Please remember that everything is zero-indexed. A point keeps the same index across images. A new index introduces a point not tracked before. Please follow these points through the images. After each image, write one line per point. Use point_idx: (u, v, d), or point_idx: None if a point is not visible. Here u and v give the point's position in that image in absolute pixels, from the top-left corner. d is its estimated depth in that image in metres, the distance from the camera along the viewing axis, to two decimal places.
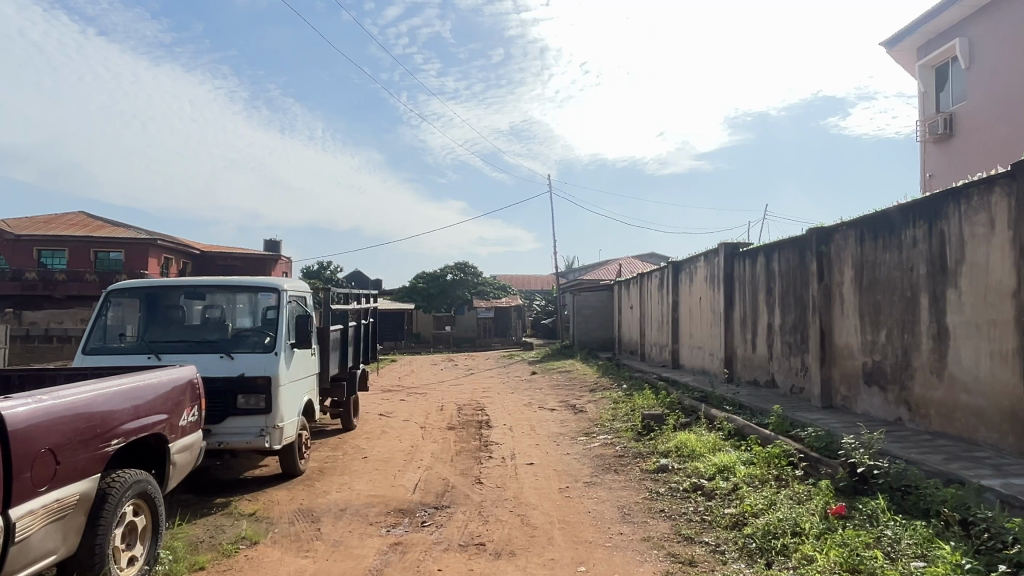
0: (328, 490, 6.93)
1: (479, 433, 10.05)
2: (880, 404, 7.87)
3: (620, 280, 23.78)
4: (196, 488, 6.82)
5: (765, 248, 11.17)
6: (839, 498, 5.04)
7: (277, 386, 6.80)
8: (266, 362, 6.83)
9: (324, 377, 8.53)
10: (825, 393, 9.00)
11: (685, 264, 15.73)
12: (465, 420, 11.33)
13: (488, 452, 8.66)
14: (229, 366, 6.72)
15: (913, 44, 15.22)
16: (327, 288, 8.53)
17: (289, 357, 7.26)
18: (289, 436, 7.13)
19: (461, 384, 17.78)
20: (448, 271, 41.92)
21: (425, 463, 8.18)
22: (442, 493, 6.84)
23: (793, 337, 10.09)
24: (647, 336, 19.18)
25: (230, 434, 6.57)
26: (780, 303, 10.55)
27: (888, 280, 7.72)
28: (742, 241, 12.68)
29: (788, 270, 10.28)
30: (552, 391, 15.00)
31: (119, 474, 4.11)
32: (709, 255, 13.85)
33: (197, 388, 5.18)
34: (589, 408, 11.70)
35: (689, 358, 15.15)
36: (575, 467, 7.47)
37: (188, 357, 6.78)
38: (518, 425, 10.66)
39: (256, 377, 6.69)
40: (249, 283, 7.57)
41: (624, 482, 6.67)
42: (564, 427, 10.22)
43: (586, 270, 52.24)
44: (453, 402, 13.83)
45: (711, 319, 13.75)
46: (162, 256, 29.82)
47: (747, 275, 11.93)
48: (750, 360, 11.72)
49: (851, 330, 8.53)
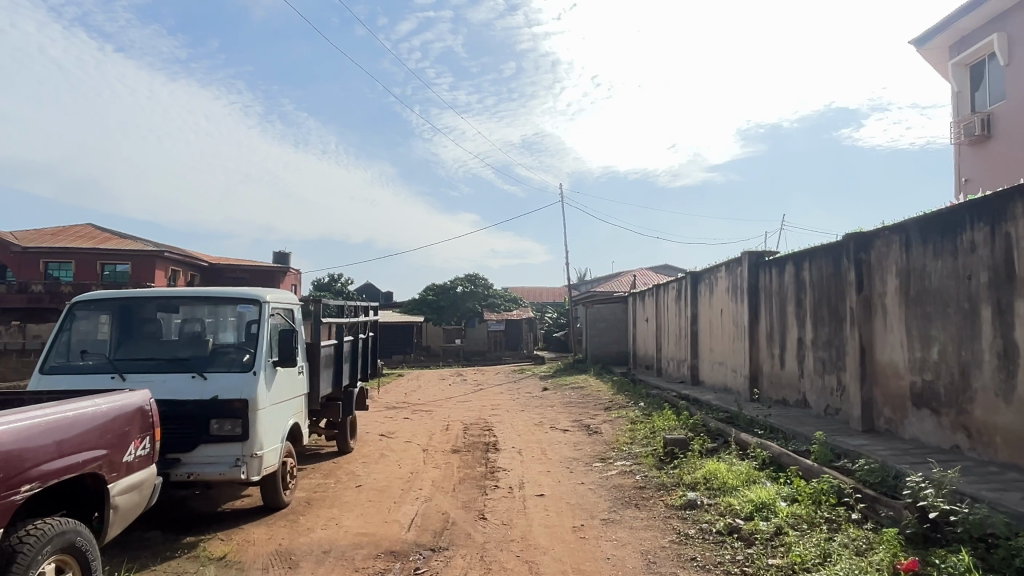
0: (312, 528, 6.16)
1: (485, 457, 9.26)
2: (932, 428, 7.01)
3: (634, 292, 23.08)
4: (164, 525, 6.07)
5: (794, 256, 10.38)
6: (909, 551, 4.20)
7: (255, 410, 6.06)
8: (241, 384, 6.07)
9: (314, 397, 7.78)
10: (866, 416, 8.15)
11: (704, 274, 14.92)
12: (471, 442, 10.54)
13: (494, 480, 7.86)
14: (200, 387, 5.99)
15: (944, 42, 14.36)
16: (317, 300, 7.75)
17: (272, 377, 6.52)
18: (271, 464, 6.38)
19: (469, 401, 17.01)
20: (456, 283, 40.88)
21: (424, 493, 7.38)
22: (441, 531, 6.05)
23: (827, 353, 9.26)
24: (664, 350, 18.32)
25: (201, 464, 5.84)
26: (812, 317, 9.72)
27: (941, 289, 6.90)
28: (767, 250, 11.84)
29: (821, 278, 9.47)
30: (565, 409, 14.18)
31: (35, 526, 3.37)
32: (730, 265, 13.04)
33: (151, 417, 4.44)
34: (604, 429, 10.87)
35: (710, 375, 14.31)
36: (589, 501, 6.64)
37: (155, 377, 6.05)
38: (528, 447, 9.86)
39: (231, 400, 5.95)
40: (228, 295, 6.85)
41: (646, 520, 5.85)
42: (578, 451, 9.40)
43: (599, 281, 51.34)
44: (460, 422, 13.05)
45: (733, 334, 12.92)
46: (169, 268, 29.22)
47: (774, 286, 11.12)
48: (779, 378, 10.87)
49: (896, 345, 7.68)
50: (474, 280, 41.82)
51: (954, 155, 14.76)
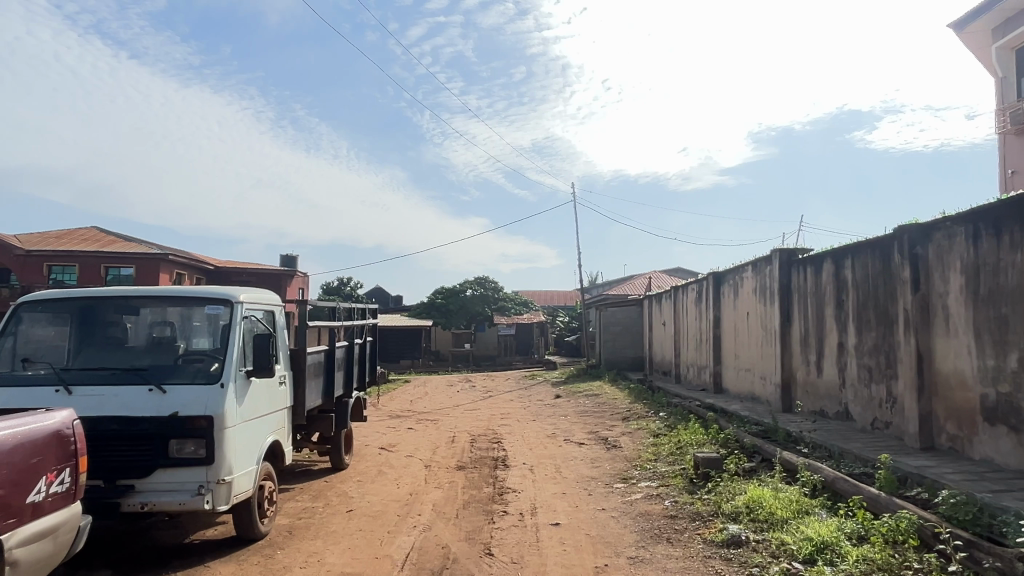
0: (291, 566, 5.27)
1: (493, 475, 8.36)
2: (1010, 449, 6.04)
3: (650, 294, 22.11)
4: (118, 563, 5.21)
5: (833, 253, 9.42)
6: None
7: (222, 428, 5.17)
8: (206, 399, 5.17)
9: (298, 411, 6.90)
10: (925, 432, 7.18)
11: (727, 274, 13.97)
12: (478, 457, 9.63)
13: (502, 504, 6.96)
14: (159, 402, 5.09)
15: (987, 23, 13.29)
16: (302, 301, 6.87)
17: (245, 389, 5.62)
18: (244, 490, 5.50)
19: (477, 409, 16.09)
20: (467, 287, 39.42)
21: (423, 520, 6.49)
22: (440, 571, 5.14)
23: (875, 360, 8.29)
24: (683, 355, 17.33)
25: (159, 492, 4.98)
26: (856, 320, 8.76)
27: (1021, 287, 5.94)
28: (799, 247, 10.88)
29: (866, 276, 8.51)
30: (580, 419, 13.22)
31: None
32: (758, 264, 12.08)
33: (73, 443, 3.56)
34: (624, 442, 9.93)
35: (735, 382, 13.36)
36: (613, 533, 5.74)
37: (106, 391, 5.14)
38: (541, 464, 8.94)
39: (194, 417, 5.07)
40: (196, 294, 5.97)
41: (682, 561, 4.93)
42: (596, 468, 8.47)
43: (613, 283, 50.18)
44: (467, 433, 12.16)
45: (762, 338, 11.95)
46: (174, 271, 28.48)
47: (809, 287, 10.15)
48: (815, 387, 9.91)
49: (962, 351, 6.71)
50: (483, 282, 40.18)
51: (999, 143, 13.68)
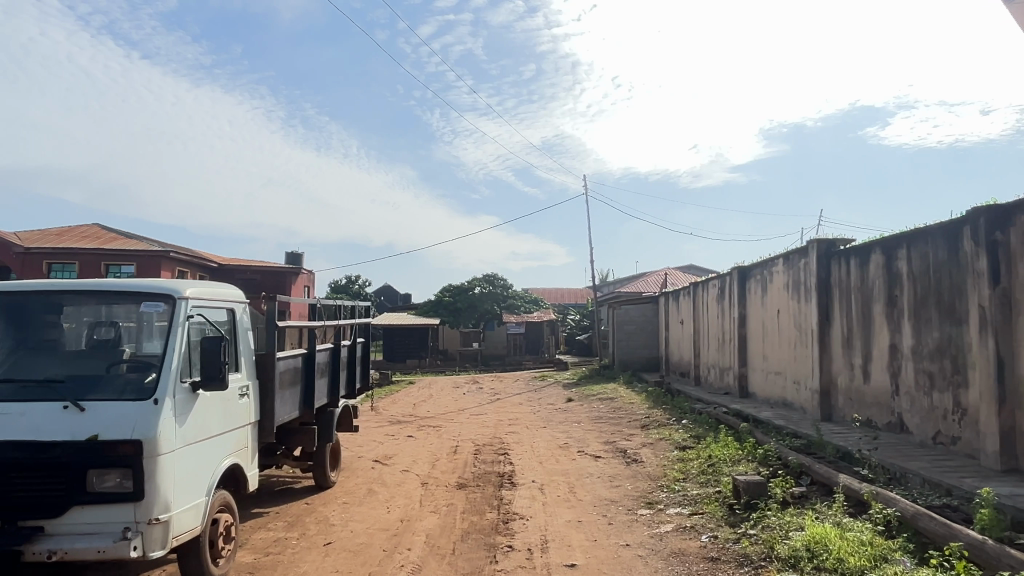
0: None
1: (498, 497, 7.32)
2: None
3: (666, 291, 21.03)
4: None
5: (883, 242, 8.31)
6: None
7: (154, 456, 4.13)
8: (135, 419, 4.14)
9: (266, 427, 5.88)
10: (1007, 451, 6.06)
11: (754, 269, 12.86)
12: (481, 473, 8.58)
13: (507, 537, 5.90)
14: (74, 425, 4.07)
15: None
16: (271, 297, 5.90)
17: (189, 406, 4.59)
18: (189, 530, 4.47)
19: (484, 414, 15.07)
20: (473, 283, 38.44)
21: (413, 558, 5.43)
22: None
23: (937, 365, 7.18)
24: (704, 356, 16.24)
25: (74, 537, 3.96)
26: (913, 318, 7.65)
27: None
28: (840, 237, 9.77)
29: (926, 268, 7.39)
30: (595, 426, 12.17)
31: None
32: (791, 257, 10.97)
33: None
34: (645, 456, 8.87)
35: (764, 386, 12.27)
36: None
37: (11, 409, 4.14)
38: (552, 482, 7.88)
39: (117, 443, 4.04)
40: (134, 286, 4.90)
41: None
42: (616, 488, 7.41)
43: (623, 282, 49.16)
44: (471, 442, 11.14)
45: (795, 340, 10.84)
46: (177, 270, 27.58)
47: (853, 281, 9.05)
48: (861, 395, 8.81)
49: None
50: (491, 280, 38.77)
51: None
